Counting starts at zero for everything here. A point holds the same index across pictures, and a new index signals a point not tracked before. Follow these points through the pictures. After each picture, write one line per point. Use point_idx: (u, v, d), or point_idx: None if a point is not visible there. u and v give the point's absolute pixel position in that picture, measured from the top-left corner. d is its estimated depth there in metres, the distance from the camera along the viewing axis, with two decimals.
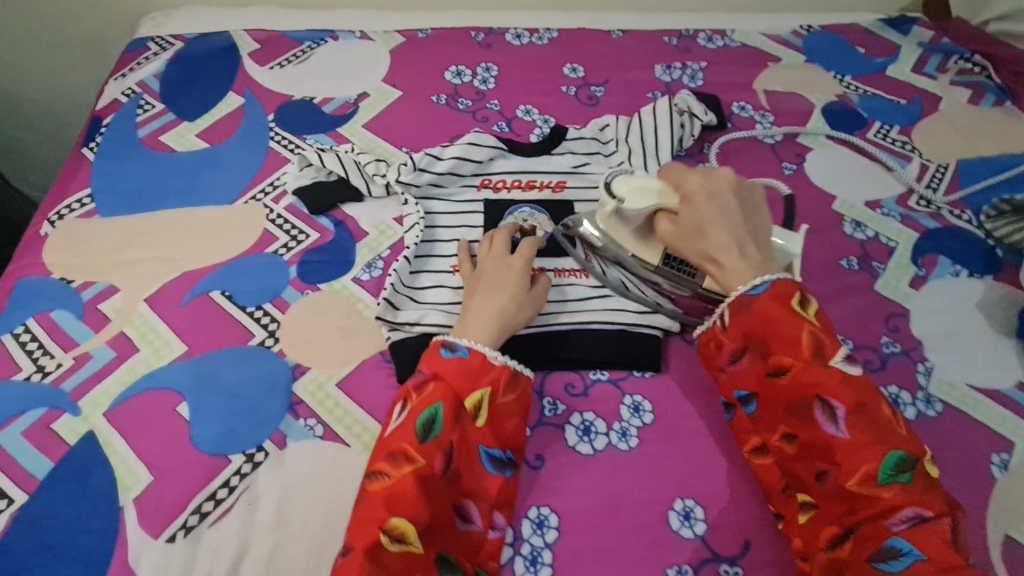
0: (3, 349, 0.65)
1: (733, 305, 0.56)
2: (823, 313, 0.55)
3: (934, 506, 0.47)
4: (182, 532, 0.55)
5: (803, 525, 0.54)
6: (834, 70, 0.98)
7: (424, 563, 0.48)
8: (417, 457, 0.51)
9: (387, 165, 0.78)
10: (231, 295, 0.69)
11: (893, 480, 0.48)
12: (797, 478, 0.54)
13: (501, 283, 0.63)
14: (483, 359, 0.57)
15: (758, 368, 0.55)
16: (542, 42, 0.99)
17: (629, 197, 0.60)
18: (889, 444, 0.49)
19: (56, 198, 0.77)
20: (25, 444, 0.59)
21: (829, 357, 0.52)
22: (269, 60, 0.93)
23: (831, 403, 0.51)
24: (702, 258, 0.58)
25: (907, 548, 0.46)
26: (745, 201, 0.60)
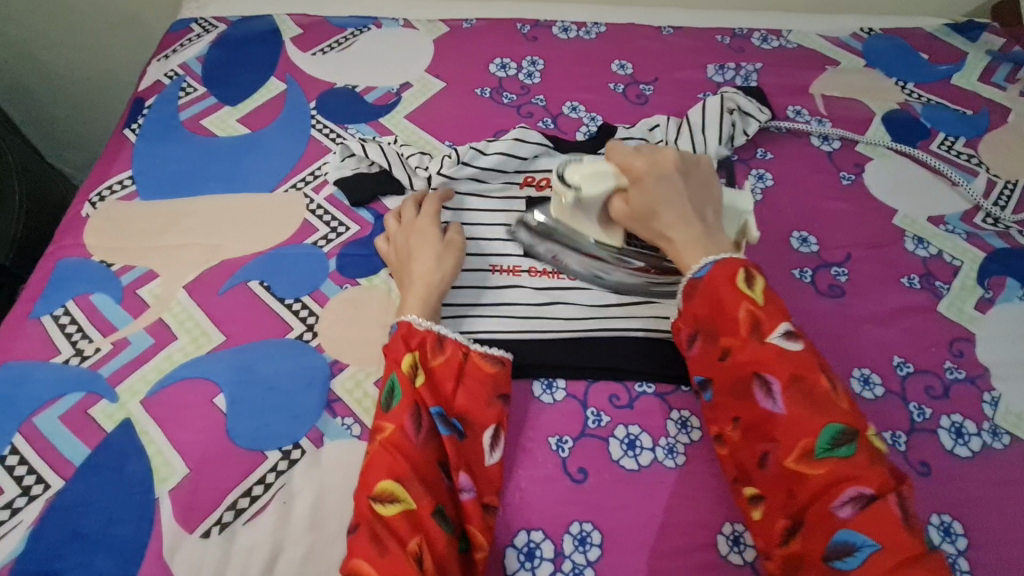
0: (42, 330, 0.64)
1: (687, 291, 0.57)
2: (769, 290, 0.54)
3: (875, 482, 0.46)
4: (217, 528, 0.54)
5: (756, 522, 0.52)
6: (897, 76, 0.94)
7: (421, 518, 0.49)
8: (386, 424, 0.53)
9: (430, 158, 0.76)
10: (269, 286, 0.68)
11: (832, 454, 0.47)
12: (745, 469, 0.52)
13: (414, 248, 0.65)
14: (409, 327, 0.58)
15: (709, 352, 0.55)
16: (590, 37, 0.95)
17: (585, 184, 0.57)
18: (827, 418, 0.48)
19: (97, 179, 0.77)
20: (63, 429, 0.58)
21: (767, 333, 0.52)
22: (311, 45, 0.91)
23: (767, 378, 0.50)
24: (655, 237, 0.59)
25: (861, 540, 0.45)
26: (691, 177, 0.60)
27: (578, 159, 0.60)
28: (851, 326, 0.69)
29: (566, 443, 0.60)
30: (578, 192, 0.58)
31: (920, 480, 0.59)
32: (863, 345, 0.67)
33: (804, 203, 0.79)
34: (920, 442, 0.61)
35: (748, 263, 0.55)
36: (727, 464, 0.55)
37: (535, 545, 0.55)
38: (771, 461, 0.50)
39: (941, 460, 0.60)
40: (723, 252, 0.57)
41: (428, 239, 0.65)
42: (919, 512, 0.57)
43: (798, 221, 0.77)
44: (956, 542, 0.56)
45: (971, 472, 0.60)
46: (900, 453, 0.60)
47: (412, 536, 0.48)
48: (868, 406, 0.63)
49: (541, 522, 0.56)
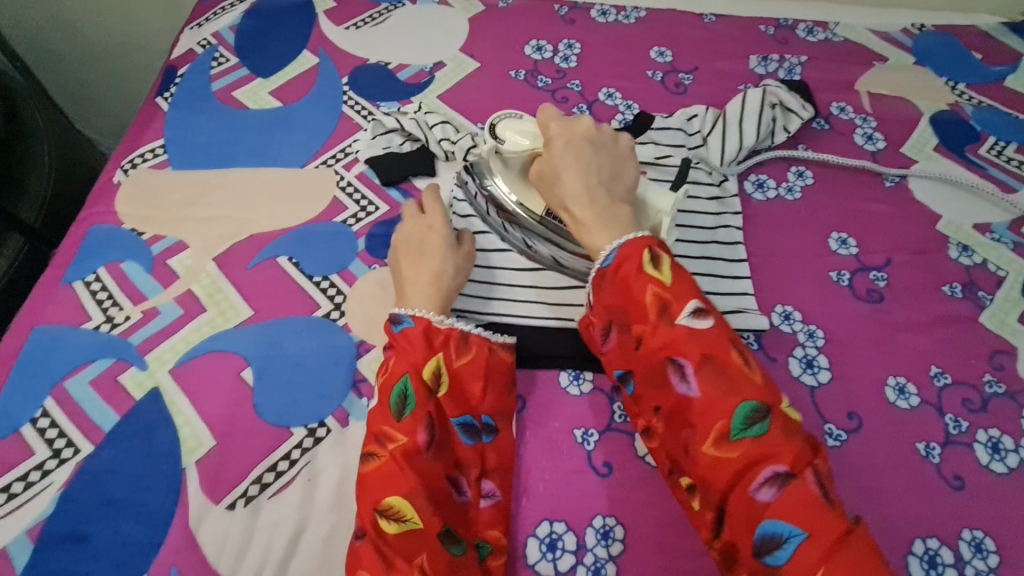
0: (73, 295, 0.64)
1: (598, 281, 0.55)
2: (676, 266, 0.52)
3: (790, 458, 0.44)
4: (242, 501, 0.54)
5: (694, 512, 0.50)
6: (947, 75, 0.90)
7: (429, 539, 0.46)
8: (398, 435, 0.50)
9: (454, 130, 0.75)
10: (298, 263, 0.68)
11: (746, 436, 0.45)
12: (674, 460, 0.51)
13: (428, 247, 0.60)
14: (428, 325, 0.55)
15: (624, 344, 0.53)
16: (629, 21, 0.93)
17: (509, 138, 0.61)
18: (740, 397, 0.46)
19: (129, 146, 0.77)
20: (92, 394, 0.59)
21: (675, 315, 0.49)
22: (345, 19, 0.89)
23: (679, 362, 0.48)
24: (558, 206, 0.58)
25: (788, 530, 0.43)
26: (602, 149, 0.59)
27: (518, 116, 0.63)
28: (889, 333, 0.67)
29: (592, 436, 0.59)
30: (500, 144, 0.61)
31: (953, 494, 0.58)
32: (900, 353, 0.66)
33: (845, 204, 0.76)
34: (953, 455, 0.60)
35: (654, 243, 0.53)
36: (659, 455, 0.53)
37: (557, 536, 0.55)
38: (691, 450, 0.48)
39: (976, 475, 0.59)
40: (632, 236, 0.54)
41: (445, 240, 0.61)
42: (949, 525, 0.56)
43: (837, 221, 0.75)
44: (987, 559, 0.55)
45: (1007, 489, 0.58)
46: (932, 465, 0.59)
47: (416, 555, 0.45)
48: (901, 416, 0.62)
49: (565, 514, 0.56)
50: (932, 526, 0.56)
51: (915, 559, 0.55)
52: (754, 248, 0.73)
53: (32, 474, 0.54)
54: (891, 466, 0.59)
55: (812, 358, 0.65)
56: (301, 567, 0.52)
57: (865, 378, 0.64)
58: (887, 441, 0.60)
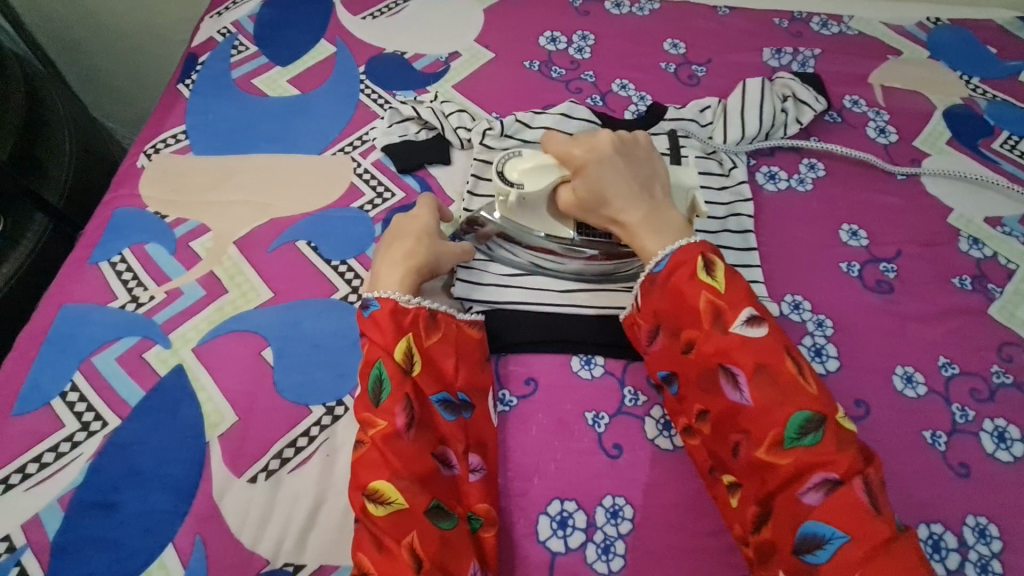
0: (99, 275, 0.66)
1: (648, 287, 0.58)
2: (731, 276, 0.54)
3: (843, 466, 0.46)
4: (263, 474, 0.56)
5: (733, 509, 0.53)
6: (961, 70, 0.90)
7: (415, 518, 0.48)
8: (378, 419, 0.52)
9: (471, 118, 0.77)
10: (317, 247, 0.69)
11: (798, 444, 0.48)
12: (718, 459, 0.54)
13: (407, 231, 0.63)
14: (393, 305, 0.56)
15: (674, 347, 0.56)
16: (643, 13, 0.93)
17: (525, 179, 0.58)
18: (793, 407, 0.49)
19: (152, 132, 0.78)
20: (119, 369, 0.61)
21: (729, 324, 0.52)
22: (362, 9, 0.91)
23: (732, 370, 0.51)
24: (607, 222, 0.60)
25: (831, 531, 0.45)
26: (631, 156, 0.61)
27: (518, 155, 0.61)
28: (897, 324, 0.68)
29: (602, 419, 0.61)
30: (521, 187, 0.58)
31: (958, 481, 0.59)
32: (909, 343, 0.66)
33: (856, 196, 0.77)
34: (960, 443, 0.61)
35: (711, 253, 0.55)
36: (699, 454, 0.56)
37: (568, 514, 0.56)
38: (741, 452, 0.51)
39: (981, 463, 0.60)
40: (690, 238, 0.57)
41: (427, 227, 0.63)
42: (954, 511, 0.57)
43: (848, 213, 0.75)
44: (991, 544, 0.56)
45: (1012, 477, 0.59)
46: (938, 452, 0.60)
47: (406, 533, 0.47)
48: (908, 404, 0.63)
49: (575, 493, 0.57)
50: (937, 511, 0.57)
51: (920, 543, 0.56)
52: (765, 238, 0.73)
53: (62, 445, 0.57)
54: (897, 452, 0.60)
55: (820, 347, 0.66)
56: (320, 539, 0.54)
57: (873, 367, 0.65)
58: (894, 429, 0.61)
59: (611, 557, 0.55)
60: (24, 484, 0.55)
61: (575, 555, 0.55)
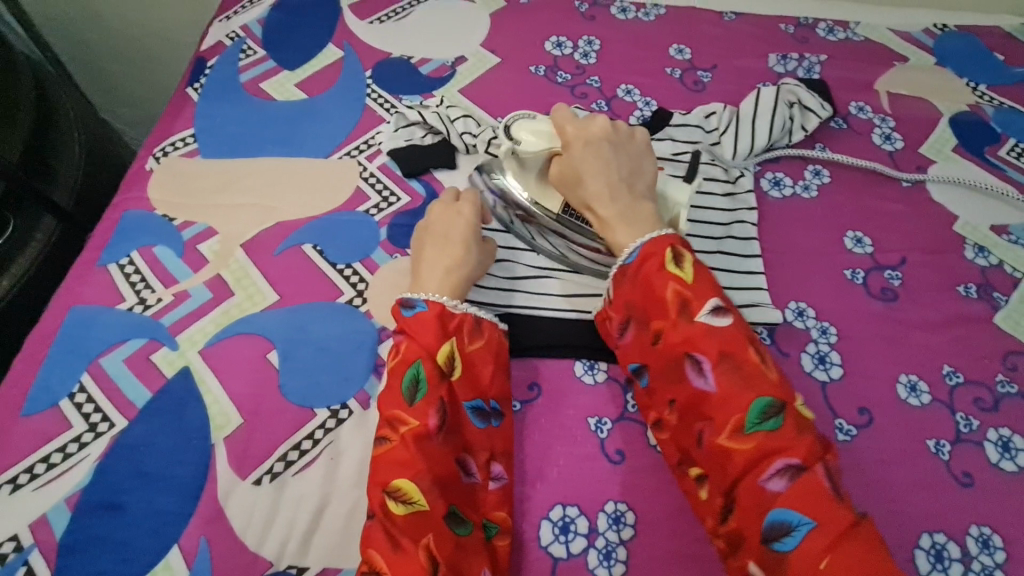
0: (108, 277, 0.67)
1: (619, 278, 0.57)
2: (698, 266, 0.54)
3: (803, 452, 0.46)
4: (268, 477, 0.56)
5: (703, 501, 0.52)
6: (967, 76, 0.90)
7: (435, 521, 0.48)
8: (410, 419, 0.52)
9: (476, 123, 0.78)
10: (323, 250, 0.70)
11: (760, 428, 0.48)
12: (685, 450, 0.53)
13: (454, 236, 0.62)
14: (441, 309, 0.57)
15: (642, 339, 0.55)
16: (648, 18, 0.93)
17: (524, 138, 0.63)
18: (755, 392, 0.49)
19: (161, 135, 0.79)
20: (127, 371, 0.61)
21: (695, 313, 0.52)
22: (369, 14, 0.91)
23: (697, 357, 0.51)
24: (582, 206, 0.61)
25: (797, 518, 0.45)
26: (623, 148, 0.61)
27: (532, 117, 0.65)
28: (902, 332, 0.68)
29: (605, 424, 0.61)
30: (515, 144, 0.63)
31: (961, 490, 0.59)
32: (913, 351, 0.66)
33: (861, 203, 0.77)
34: (963, 452, 0.61)
35: (679, 243, 0.56)
36: (670, 448, 0.55)
37: (570, 519, 0.56)
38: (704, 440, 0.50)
39: (985, 473, 0.60)
40: (650, 235, 0.57)
41: (471, 233, 0.62)
42: (957, 521, 0.57)
43: (853, 220, 0.75)
44: (994, 554, 0.56)
45: (1016, 487, 0.59)
46: (941, 462, 0.60)
47: (423, 535, 0.47)
48: (912, 413, 0.63)
49: (577, 499, 0.57)
50: (940, 521, 0.57)
51: (923, 553, 0.56)
52: (769, 244, 0.73)
53: (70, 446, 0.57)
54: (900, 461, 0.60)
55: (824, 354, 0.66)
56: (324, 542, 0.54)
57: (877, 375, 0.65)
58: (898, 437, 0.61)
59: (613, 563, 0.55)
60: (32, 484, 0.55)
61: (577, 562, 0.55)
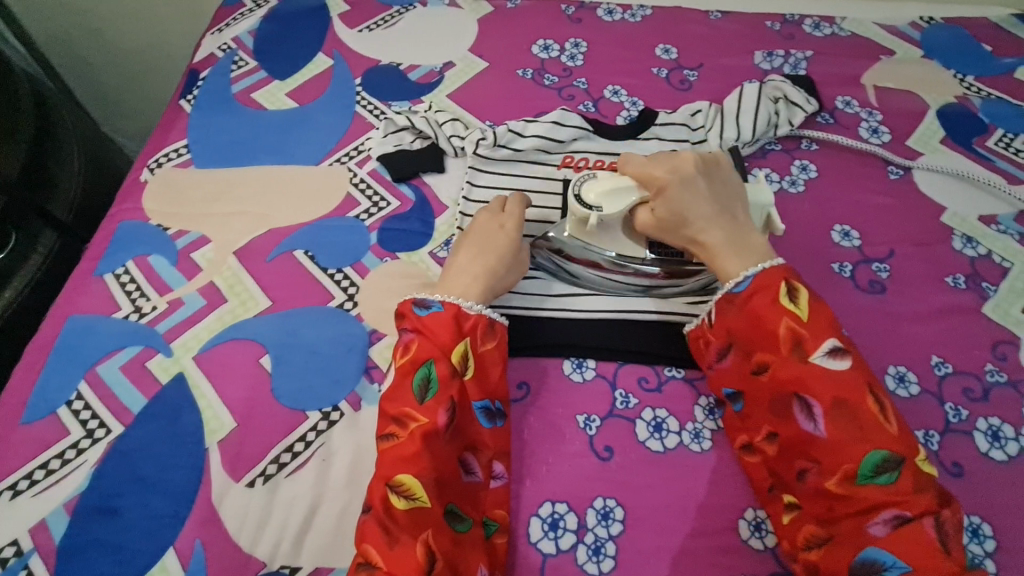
0: (104, 287, 0.68)
1: (724, 305, 0.58)
2: (815, 305, 0.54)
3: (917, 506, 0.47)
4: (261, 479, 0.57)
5: (785, 526, 0.54)
6: (955, 68, 0.90)
7: (434, 518, 0.49)
8: (419, 416, 0.53)
9: (464, 127, 0.79)
10: (314, 256, 0.71)
11: (872, 480, 0.48)
12: (781, 480, 0.54)
13: (489, 245, 0.63)
14: (457, 310, 0.58)
15: (745, 367, 0.57)
16: (635, 19, 0.94)
17: (603, 203, 0.60)
18: (871, 444, 0.49)
19: (155, 147, 0.81)
20: (122, 378, 0.62)
21: (810, 354, 0.52)
22: (358, 22, 0.93)
23: (809, 401, 0.51)
24: (687, 243, 0.61)
25: (893, 561, 0.46)
26: (715, 176, 0.61)
27: (594, 174, 0.62)
28: (890, 324, 0.68)
29: (593, 422, 0.61)
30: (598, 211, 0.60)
31: (951, 480, 0.59)
32: (901, 343, 0.67)
33: (848, 196, 0.77)
34: (953, 442, 0.61)
35: (797, 282, 0.55)
36: (758, 473, 0.57)
37: (559, 516, 0.57)
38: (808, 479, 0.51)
39: (975, 463, 0.60)
40: (768, 262, 0.57)
41: (510, 244, 0.64)
42: None
43: (841, 214, 0.76)
44: (984, 543, 0.56)
45: (1006, 476, 0.59)
46: (930, 452, 0.60)
47: (421, 531, 0.48)
48: (901, 404, 0.63)
49: (566, 495, 0.58)
50: None
51: None
52: None
53: (68, 453, 0.58)
54: None
55: None
56: (316, 541, 0.55)
57: None
58: None
59: (602, 558, 0.55)
60: (31, 490, 0.57)
61: (565, 558, 0.55)
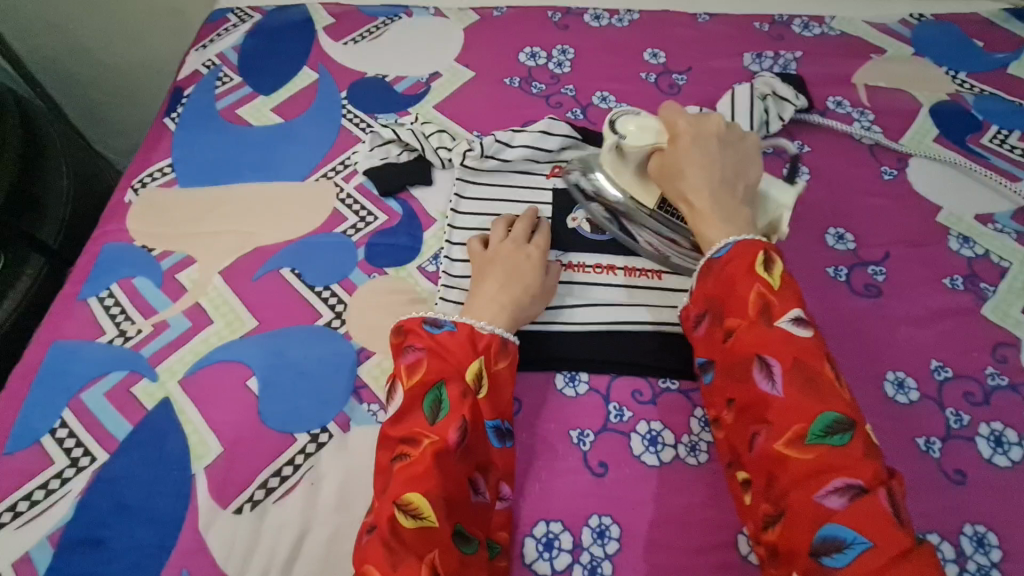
0: (88, 311, 0.67)
1: (703, 272, 0.56)
2: (786, 274, 0.52)
3: (867, 475, 0.45)
4: (249, 505, 0.56)
5: (743, 506, 0.51)
6: (947, 65, 0.89)
7: (442, 539, 0.47)
8: (430, 434, 0.51)
9: (451, 138, 0.77)
10: (301, 274, 0.70)
11: (824, 442, 0.46)
12: (738, 451, 0.52)
13: (514, 276, 0.63)
14: (471, 330, 0.57)
15: (714, 334, 0.54)
16: (622, 24, 0.93)
17: (631, 133, 0.61)
18: (826, 406, 0.47)
19: (139, 166, 0.80)
20: (107, 404, 0.61)
21: (776, 317, 0.50)
22: (343, 35, 0.92)
23: (768, 360, 0.49)
24: (677, 199, 0.59)
25: (851, 536, 0.43)
26: (731, 146, 0.59)
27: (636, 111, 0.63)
28: (887, 328, 0.67)
29: (587, 437, 0.60)
30: (621, 138, 0.61)
31: (953, 488, 0.57)
32: (900, 348, 0.65)
33: (842, 198, 0.76)
34: (954, 449, 0.59)
35: (771, 248, 0.53)
36: (721, 448, 0.54)
37: (554, 536, 0.56)
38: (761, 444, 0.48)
39: (977, 470, 0.58)
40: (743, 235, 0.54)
41: (534, 275, 0.63)
42: (951, 521, 0.56)
43: (834, 217, 0.75)
44: (990, 553, 0.54)
45: (1009, 482, 0.58)
46: (932, 460, 0.59)
47: (428, 552, 0.46)
48: (901, 411, 0.61)
49: (560, 514, 0.57)
50: (933, 522, 0.56)
51: None
52: None
53: (51, 483, 0.57)
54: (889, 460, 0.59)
55: None
56: (306, 568, 0.54)
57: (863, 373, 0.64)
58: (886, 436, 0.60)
59: None
60: (15, 522, 0.56)
61: None
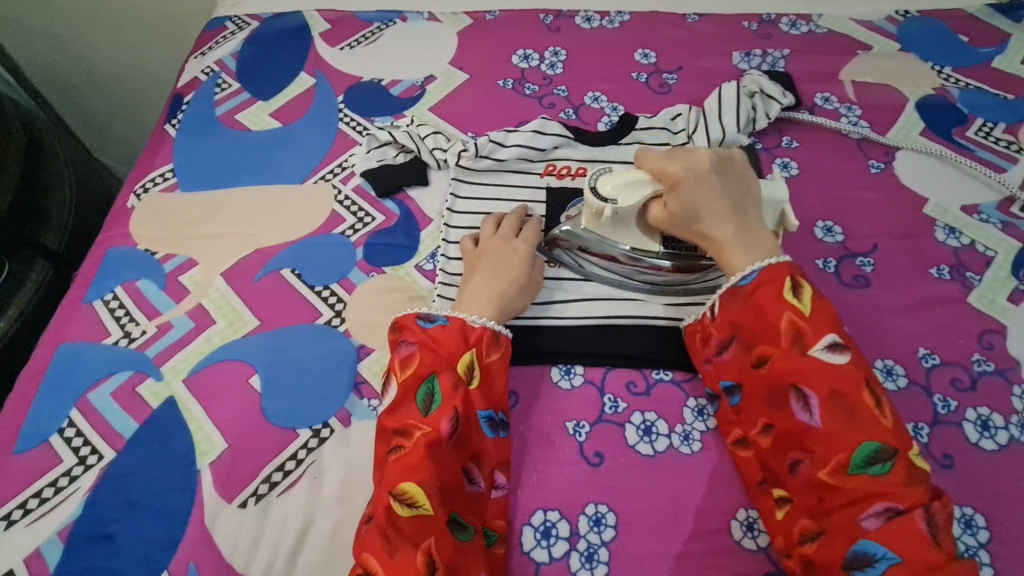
0: (94, 314, 0.69)
1: (727, 297, 0.58)
2: (819, 300, 0.54)
3: (907, 498, 0.47)
4: (253, 499, 0.58)
5: (778, 521, 0.54)
6: (933, 60, 0.90)
7: (438, 525, 0.49)
8: (423, 425, 0.53)
9: (446, 139, 0.79)
10: (301, 273, 0.71)
11: (865, 471, 0.48)
12: (775, 473, 0.54)
13: (501, 270, 0.64)
14: (462, 323, 0.59)
15: (744, 359, 0.57)
16: (613, 25, 0.95)
17: (619, 197, 0.58)
18: (866, 435, 0.49)
19: (141, 172, 0.81)
20: (113, 404, 0.63)
21: (809, 346, 0.52)
22: (339, 40, 0.94)
23: (804, 391, 0.51)
24: (697, 237, 0.59)
25: (884, 553, 0.46)
26: (728, 175, 0.58)
27: (609, 170, 0.61)
28: (876, 317, 0.68)
29: (583, 428, 0.62)
30: (614, 203, 0.59)
31: (942, 471, 0.59)
32: (888, 337, 0.67)
33: (829, 192, 0.78)
34: (942, 434, 0.61)
35: (798, 273, 0.55)
36: (749, 465, 0.57)
37: (551, 524, 0.57)
38: (802, 469, 0.51)
39: (964, 453, 0.60)
40: (777, 257, 0.56)
41: (522, 268, 0.65)
42: None
43: (823, 210, 0.76)
44: (978, 534, 0.56)
45: (996, 465, 0.59)
46: (921, 445, 0.60)
47: (424, 539, 0.48)
48: (889, 397, 0.63)
49: (558, 503, 0.58)
50: None
51: None
52: None
53: (61, 480, 0.59)
54: None
55: None
56: (309, 559, 0.56)
57: None
58: None
59: (595, 565, 0.55)
60: (26, 519, 0.57)
61: (559, 565, 0.55)
